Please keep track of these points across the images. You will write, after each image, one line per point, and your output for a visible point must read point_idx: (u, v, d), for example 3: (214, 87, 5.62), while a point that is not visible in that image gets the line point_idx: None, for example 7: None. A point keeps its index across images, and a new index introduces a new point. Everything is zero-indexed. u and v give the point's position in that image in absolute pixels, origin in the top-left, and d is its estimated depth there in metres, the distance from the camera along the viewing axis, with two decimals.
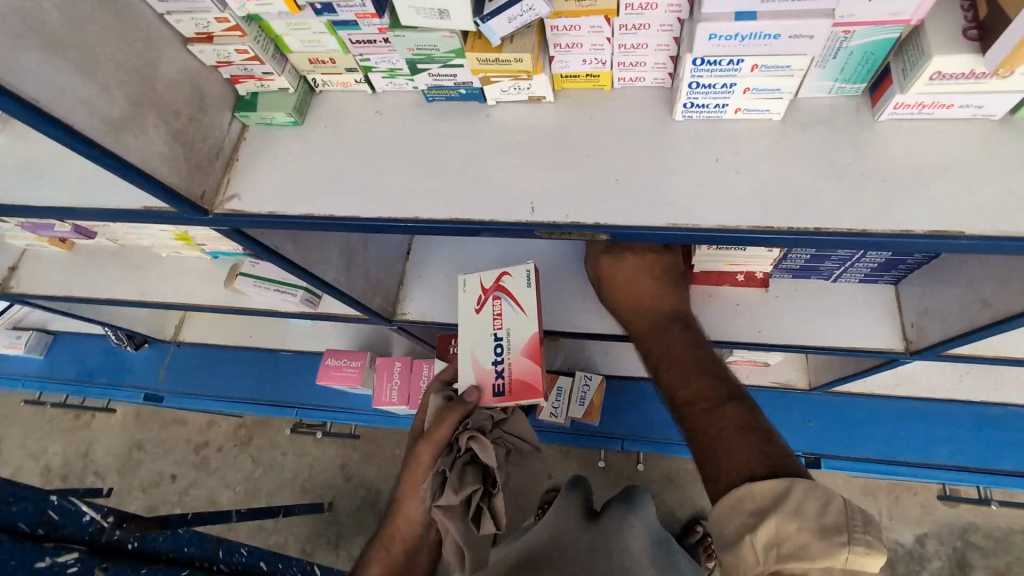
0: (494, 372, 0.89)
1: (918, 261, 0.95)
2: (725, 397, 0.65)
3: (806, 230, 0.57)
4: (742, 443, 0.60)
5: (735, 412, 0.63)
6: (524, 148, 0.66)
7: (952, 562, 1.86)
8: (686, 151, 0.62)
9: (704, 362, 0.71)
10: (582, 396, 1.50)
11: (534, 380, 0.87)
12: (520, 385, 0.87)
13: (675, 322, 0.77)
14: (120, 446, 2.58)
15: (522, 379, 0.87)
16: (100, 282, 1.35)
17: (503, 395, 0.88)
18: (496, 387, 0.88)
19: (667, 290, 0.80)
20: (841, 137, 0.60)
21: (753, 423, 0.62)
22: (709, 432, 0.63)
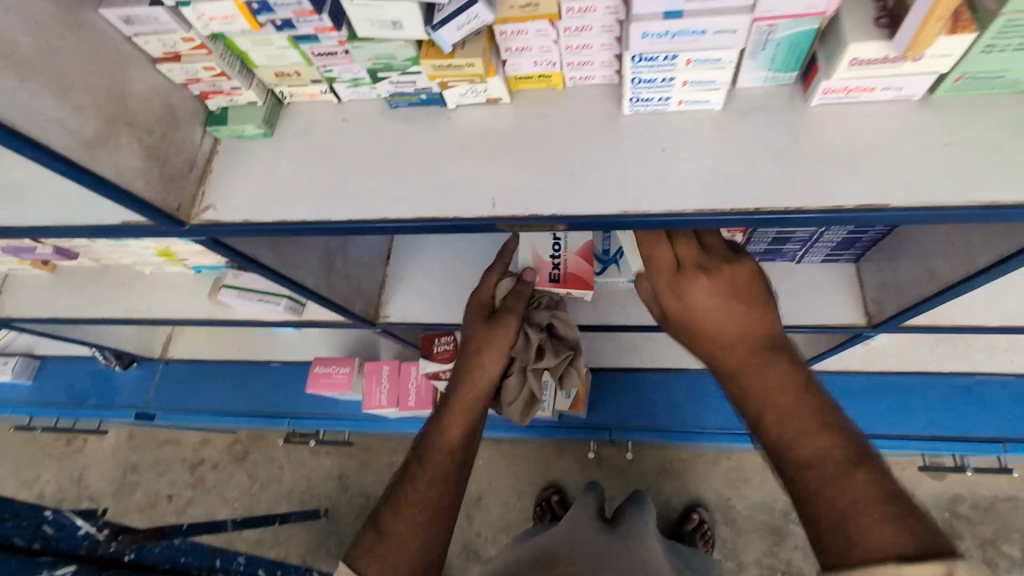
0: (550, 263, 0.99)
1: (874, 237, 0.99)
2: (854, 463, 0.56)
3: (748, 211, 0.61)
4: (881, 518, 0.52)
5: (866, 482, 0.55)
6: (486, 146, 0.69)
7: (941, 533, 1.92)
8: (636, 142, 0.66)
9: (805, 399, 0.61)
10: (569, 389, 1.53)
11: (585, 276, 0.98)
12: (573, 276, 0.97)
13: (767, 342, 0.65)
14: (115, 469, 2.58)
15: (576, 273, 0.99)
16: (84, 302, 1.36)
17: (558, 282, 0.98)
18: (551, 274, 0.98)
19: (750, 296, 0.67)
20: (777, 123, 0.64)
21: (894, 497, 0.53)
22: (840, 505, 0.54)
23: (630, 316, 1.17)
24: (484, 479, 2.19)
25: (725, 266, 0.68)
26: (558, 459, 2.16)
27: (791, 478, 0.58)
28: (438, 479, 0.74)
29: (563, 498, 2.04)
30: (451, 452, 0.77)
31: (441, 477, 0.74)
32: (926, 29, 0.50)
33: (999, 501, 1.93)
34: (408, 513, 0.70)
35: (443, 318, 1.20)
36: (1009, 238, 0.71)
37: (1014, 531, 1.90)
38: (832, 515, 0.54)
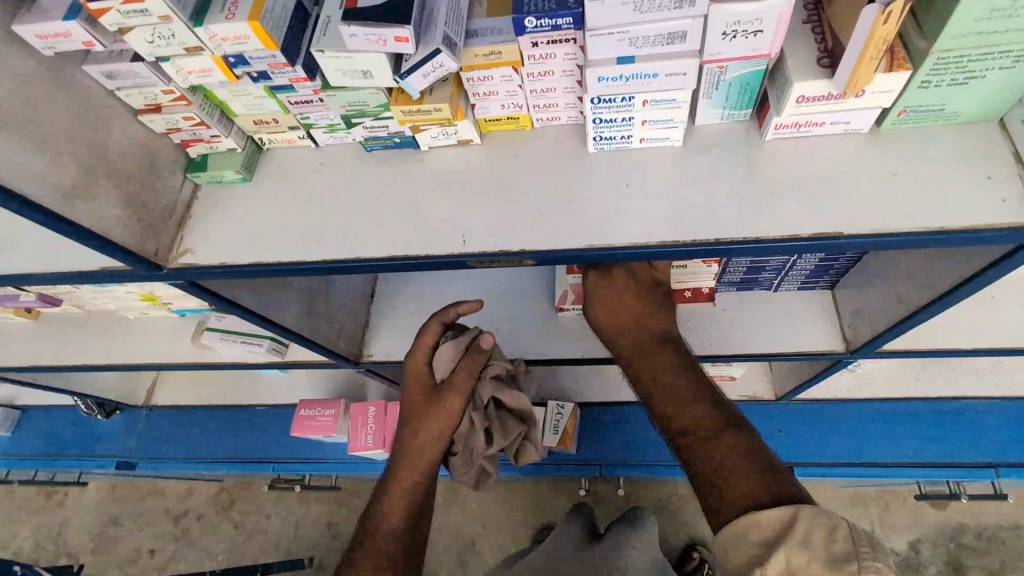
0: None
1: (845, 264, 1.01)
2: (721, 428, 0.74)
3: (710, 242, 0.63)
4: (742, 470, 0.69)
5: (731, 441, 0.72)
6: (458, 186, 0.72)
7: (946, 565, 1.87)
8: (600, 178, 0.68)
9: (687, 389, 0.80)
10: (557, 425, 1.51)
11: None
12: None
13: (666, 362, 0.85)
14: (97, 522, 2.49)
15: None
16: (65, 349, 1.34)
17: None
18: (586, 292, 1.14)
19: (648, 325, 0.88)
20: (736, 158, 0.67)
21: (753, 451, 0.70)
22: (712, 459, 0.72)
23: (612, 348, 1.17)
24: (477, 522, 2.13)
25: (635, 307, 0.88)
26: (552, 498, 2.10)
27: (674, 440, 0.77)
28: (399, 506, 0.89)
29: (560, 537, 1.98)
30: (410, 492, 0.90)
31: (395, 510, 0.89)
32: (862, 69, 0.54)
33: (1003, 529, 1.89)
34: (380, 536, 0.88)
35: None
36: (967, 263, 0.74)
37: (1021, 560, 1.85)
38: (726, 489, 0.68)
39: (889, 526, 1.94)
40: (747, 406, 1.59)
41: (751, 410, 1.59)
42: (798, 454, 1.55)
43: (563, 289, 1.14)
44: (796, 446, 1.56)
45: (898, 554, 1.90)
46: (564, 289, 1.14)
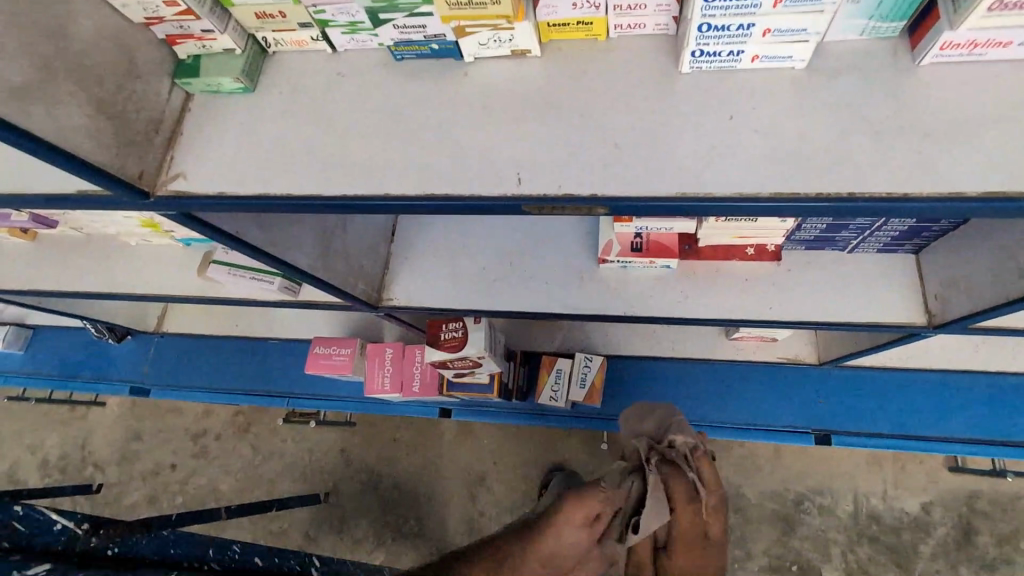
0: (633, 233, 1.01)
1: (944, 228, 0.87)
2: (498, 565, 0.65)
3: (839, 197, 0.49)
4: None
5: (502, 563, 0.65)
6: (511, 109, 0.57)
7: (961, 530, 1.85)
8: (694, 106, 0.54)
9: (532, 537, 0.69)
10: (584, 378, 1.44)
11: (669, 243, 1.00)
12: (657, 245, 1.00)
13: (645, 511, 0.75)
14: (119, 436, 2.55)
15: (659, 240, 1.00)
16: (64, 273, 1.25)
17: (640, 251, 1.00)
18: (633, 244, 1.00)
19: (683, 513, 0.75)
20: (876, 86, 0.51)
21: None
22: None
23: (657, 307, 1.05)
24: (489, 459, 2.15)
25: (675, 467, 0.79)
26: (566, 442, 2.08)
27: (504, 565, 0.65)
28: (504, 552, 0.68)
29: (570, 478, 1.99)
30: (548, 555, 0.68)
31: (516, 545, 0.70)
32: None
33: None
34: None
35: (455, 303, 1.09)
36: None
37: None
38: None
39: (904, 488, 1.90)
40: (784, 369, 1.49)
41: (789, 374, 1.49)
42: (839, 421, 1.45)
43: (607, 239, 1.01)
44: (835, 414, 1.46)
45: (910, 515, 1.88)
46: (609, 239, 1.01)
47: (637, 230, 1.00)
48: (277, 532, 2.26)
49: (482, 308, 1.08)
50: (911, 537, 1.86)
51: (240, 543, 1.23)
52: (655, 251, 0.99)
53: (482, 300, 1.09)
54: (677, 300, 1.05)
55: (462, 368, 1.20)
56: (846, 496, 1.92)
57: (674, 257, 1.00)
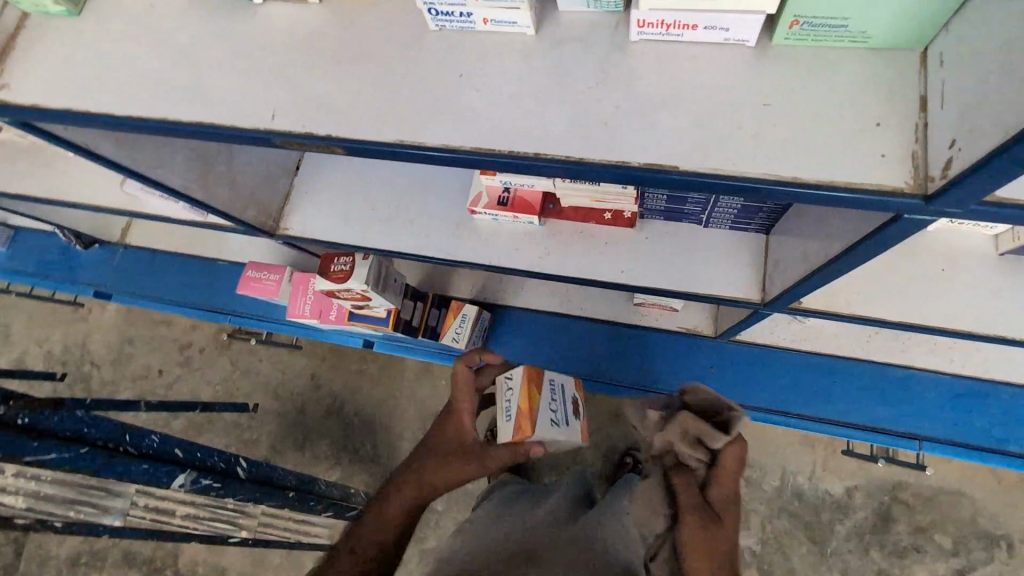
0: (502, 188, 1.07)
1: (772, 209, 0.90)
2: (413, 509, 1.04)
3: (525, 156, 0.53)
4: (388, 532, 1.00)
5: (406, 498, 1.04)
6: (285, 51, 0.62)
7: (877, 515, 1.91)
8: (433, 63, 0.58)
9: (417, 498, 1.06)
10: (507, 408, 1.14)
11: (533, 201, 1.07)
12: (521, 201, 1.07)
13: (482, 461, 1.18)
14: (114, 339, 2.76)
15: (525, 197, 1.07)
16: (14, 177, 1.36)
17: (505, 206, 1.07)
18: (501, 198, 1.08)
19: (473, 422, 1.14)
20: (591, 55, 0.55)
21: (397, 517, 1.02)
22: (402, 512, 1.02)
23: (522, 260, 1.11)
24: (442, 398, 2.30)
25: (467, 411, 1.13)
26: None
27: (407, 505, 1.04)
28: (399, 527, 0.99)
29: None
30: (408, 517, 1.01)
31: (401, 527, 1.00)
32: None
33: (944, 494, 1.89)
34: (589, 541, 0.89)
35: (339, 239, 1.17)
36: (857, 228, 0.63)
37: (953, 523, 1.87)
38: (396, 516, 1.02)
39: (831, 472, 1.97)
40: (684, 338, 1.57)
41: (687, 342, 1.57)
42: (724, 393, 1.53)
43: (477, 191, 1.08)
44: (725, 385, 1.53)
45: (832, 496, 1.95)
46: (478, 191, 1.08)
47: (505, 185, 1.08)
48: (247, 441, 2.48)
49: (365, 245, 1.15)
50: (827, 515, 1.94)
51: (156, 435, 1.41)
52: (517, 207, 1.06)
53: (364, 238, 1.16)
54: (539, 256, 1.11)
55: (354, 300, 1.31)
56: (773, 472, 1.99)
57: (535, 216, 1.07)
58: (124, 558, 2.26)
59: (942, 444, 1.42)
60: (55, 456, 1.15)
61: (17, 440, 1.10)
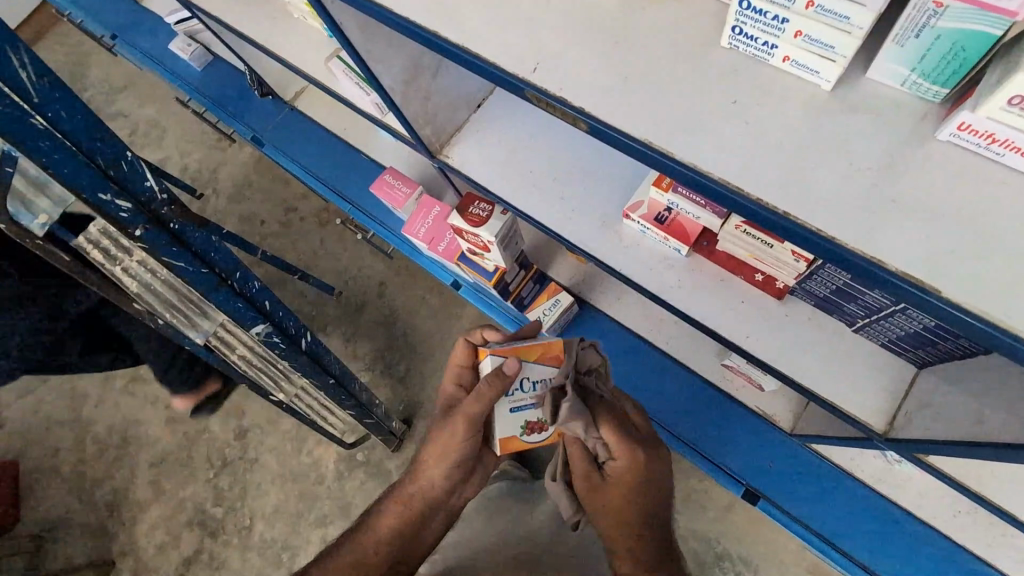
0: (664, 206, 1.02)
1: (950, 352, 0.81)
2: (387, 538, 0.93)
3: (773, 210, 0.52)
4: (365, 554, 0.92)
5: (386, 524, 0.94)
6: (566, 11, 0.62)
7: None
8: (711, 78, 0.56)
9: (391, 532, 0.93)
10: (550, 388, 0.94)
11: (690, 230, 1.02)
12: (677, 226, 1.02)
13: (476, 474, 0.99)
14: (238, 178, 2.92)
15: (684, 223, 1.02)
16: (240, 15, 1.45)
17: (662, 224, 1.03)
18: (660, 215, 1.03)
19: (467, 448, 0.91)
20: (879, 136, 0.52)
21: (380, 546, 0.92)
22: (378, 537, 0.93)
23: (652, 280, 1.08)
24: None
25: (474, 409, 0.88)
26: None
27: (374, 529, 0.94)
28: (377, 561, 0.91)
29: None
30: (403, 525, 0.93)
31: (381, 545, 0.92)
32: None
33: None
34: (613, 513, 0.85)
35: (489, 186, 1.17)
36: None
37: None
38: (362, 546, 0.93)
39: None
40: (759, 422, 1.49)
41: (765, 430, 1.49)
42: (777, 493, 1.46)
43: (640, 199, 1.04)
44: (781, 485, 1.46)
45: None
46: (641, 200, 1.04)
47: (669, 204, 1.01)
48: (306, 314, 2.64)
49: (512, 202, 1.15)
50: None
51: (257, 284, 1.50)
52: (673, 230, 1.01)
53: (511, 194, 1.15)
54: (669, 283, 1.08)
55: (475, 246, 1.34)
56: None
57: (686, 245, 1.03)
58: None
59: None
60: (183, 266, 1.28)
61: (164, 241, 1.22)
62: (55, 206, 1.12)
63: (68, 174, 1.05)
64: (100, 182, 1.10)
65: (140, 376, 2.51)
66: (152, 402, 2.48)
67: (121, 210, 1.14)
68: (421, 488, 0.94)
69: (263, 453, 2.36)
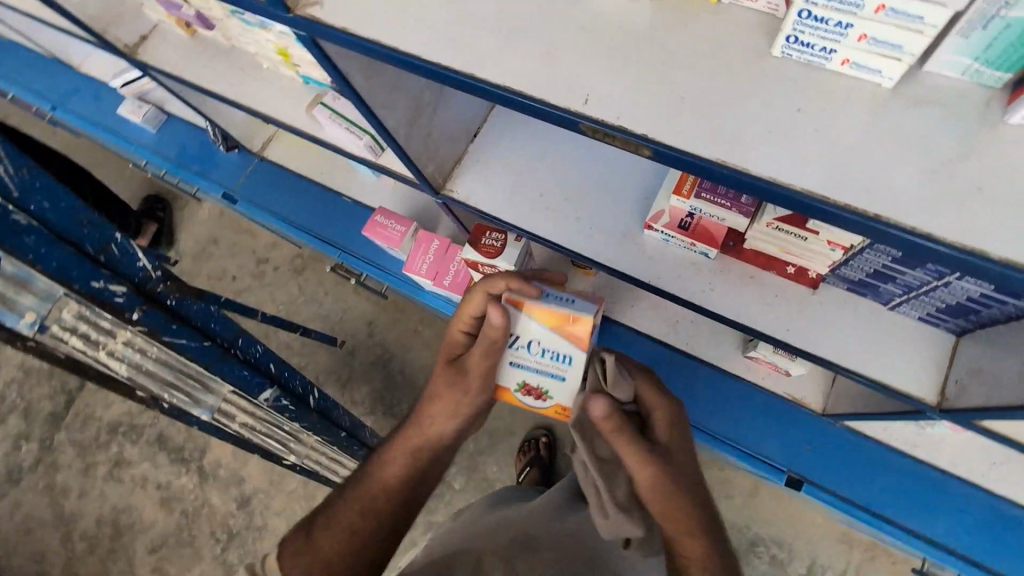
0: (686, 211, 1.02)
1: (996, 318, 0.83)
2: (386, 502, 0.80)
3: (862, 214, 0.51)
4: (349, 523, 0.79)
5: (389, 473, 0.81)
6: (604, 38, 0.60)
7: None
8: (770, 89, 0.56)
9: (392, 486, 0.81)
10: (558, 359, 0.88)
11: (715, 232, 1.02)
12: (702, 230, 1.02)
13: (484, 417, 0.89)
14: (200, 236, 2.78)
15: (708, 227, 1.02)
16: (204, 71, 1.38)
17: (686, 231, 1.03)
18: (683, 222, 1.03)
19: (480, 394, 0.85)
20: (950, 128, 0.52)
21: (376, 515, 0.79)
22: (375, 491, 0.81)
23: (682, 288, 1.08)
24: None
25: (482, 345, 0.84)
26: None
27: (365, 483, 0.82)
28: (383, 512, 0.80)
29: (551, 442, 2.12)
30: (406, 476, 0.81)
31: (389, 494, 0.81)
32: None
33: None
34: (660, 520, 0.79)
35: (500, 215, 1.14)
36: None
37: None
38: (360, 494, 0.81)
39: None
40: (789, 408, 1.51)
41: (795, 416, 1.51)
42: (815, 474, 1.48)
43: (660, 208, 1.04)
44: (817, 467, 1.48)
45: None
46: (660, 209, 1.04)
47: (691, 210, 1.01)
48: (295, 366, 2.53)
49: (526, 227, 1.13)
50: None
51: (260, 347, 1.43)
52: (699, 235, 1.02)
53: (526, 221, 1.13)
54: (700, 288, 1.08)
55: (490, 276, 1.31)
56: (802, 559, 1.97)
57: (715, 248, 1.03)
58: (157, 440, 2.36)
59: None
60: (185, 342, 1.20)
61: (163, 320, 1.14)
62: (43, 303, 1.01)
63: (56, 268, 0.99)
64: (90, 270, 1.03)
65: (124, 459, 2.35)
66: (141, 484, 2.32)
67: (116, 295, 1.07)
68: (429, 436, 0.83)
69: (271, 519, 2.22)
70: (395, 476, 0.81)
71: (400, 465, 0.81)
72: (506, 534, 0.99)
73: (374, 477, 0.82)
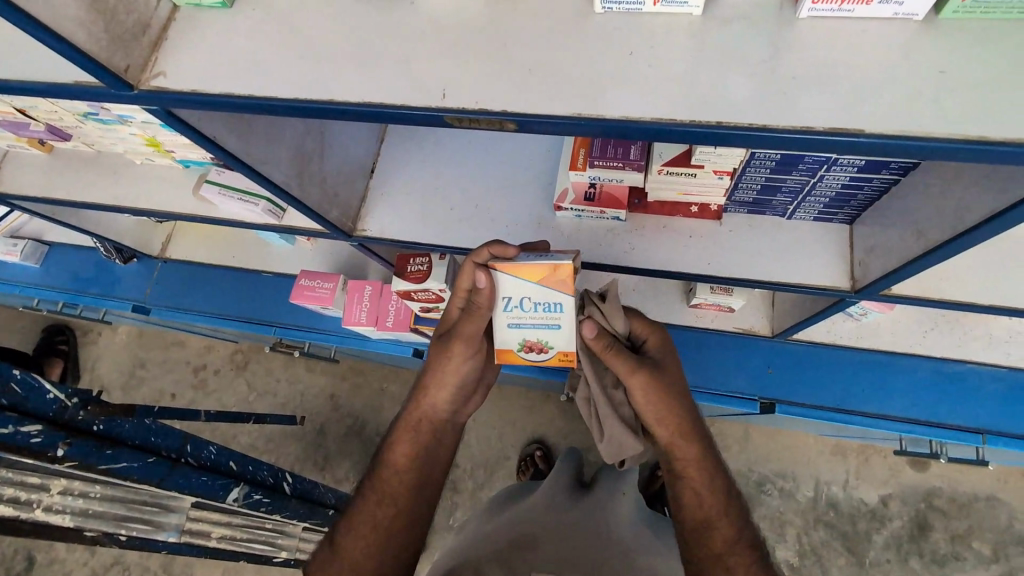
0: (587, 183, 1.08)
1: (871, 194, 0.92)
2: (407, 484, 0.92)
3: (709, 124, 0.57)
4: (375, 507, 0.91)
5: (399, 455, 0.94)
6: (445, 35, 0.64)
7: (913, 522, 1.96)
8: (601, 41, 0.61)
9: (406, 470, 0.93)
10: (551, 310, 0.91)
11: (620, 195, 1.08)
12: (608, 196, 1.08)
13: (477, 392, 1.01)
14: (125, 364, 2.60)
15: (612, 192, 1.08)
16: (75, 185, 1.32)
17: (593, 201, 1.08)
18: (588, 194, 1.09)
19: (471, 364, 0.95)
20: (759, 34, 0.59)
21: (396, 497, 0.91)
22: (391, 476, 0.93)
23: (607, 254, 1.13)
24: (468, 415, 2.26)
25: (473, 325, 0.90)
26: (546, 413, 2.21)
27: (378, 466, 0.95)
28: (404, 491, 0.92)
29: (546, 453, 2.10)
30: (416, 456, 0.94)
31: (404, 475, 0.93)
32: None
33: (976, 498, 1.95)
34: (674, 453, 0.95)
35: (417, 239, 1.15)
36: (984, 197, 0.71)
37: (988, 528, 1.93)
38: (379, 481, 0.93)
39: (866, 480, 2.02)
40: (744, 341, 1.57)
41: (752, 344, 1.57)
42: (785, 393, 1.55)
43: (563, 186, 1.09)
44: (785, 386, 1.56)
45: (868, 505, 2.00)
46: (563, 188, 1.09)
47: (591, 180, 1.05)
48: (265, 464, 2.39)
49: (444, 242, 1.14)
50: (864, 524, 1.98)
51: (213, 447, 1.34)
52: (606, 202, 1.07)
53: (442, 236, 1.14)
54: (623, 250, 1.13)
55: (428, 302, 1.31)
56: (807, 482, 2.04)
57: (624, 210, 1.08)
58: None
59: (1002, 436, 1.47)
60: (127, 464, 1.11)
61: (94, 447, 1.05)
62: None
63: None
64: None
65: None
66: None
67: (33, 435, 0.97)
68: (425, 410, 0.96)
69: None
70: (405, 456, 0.94)
71: (407, 444, 0.94)
72: (505, 536, 0.98)
73: (386, 460, 0.94)
